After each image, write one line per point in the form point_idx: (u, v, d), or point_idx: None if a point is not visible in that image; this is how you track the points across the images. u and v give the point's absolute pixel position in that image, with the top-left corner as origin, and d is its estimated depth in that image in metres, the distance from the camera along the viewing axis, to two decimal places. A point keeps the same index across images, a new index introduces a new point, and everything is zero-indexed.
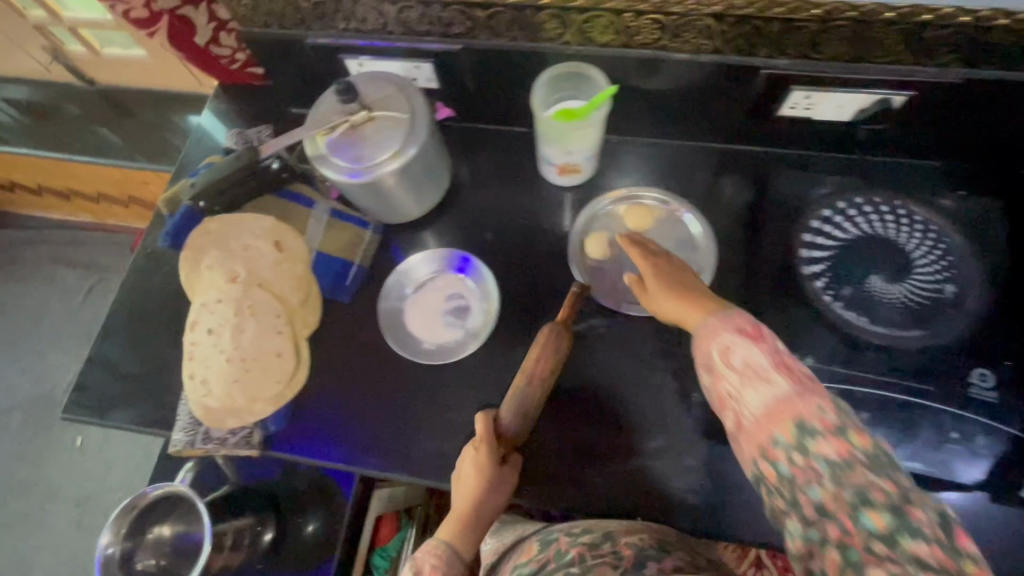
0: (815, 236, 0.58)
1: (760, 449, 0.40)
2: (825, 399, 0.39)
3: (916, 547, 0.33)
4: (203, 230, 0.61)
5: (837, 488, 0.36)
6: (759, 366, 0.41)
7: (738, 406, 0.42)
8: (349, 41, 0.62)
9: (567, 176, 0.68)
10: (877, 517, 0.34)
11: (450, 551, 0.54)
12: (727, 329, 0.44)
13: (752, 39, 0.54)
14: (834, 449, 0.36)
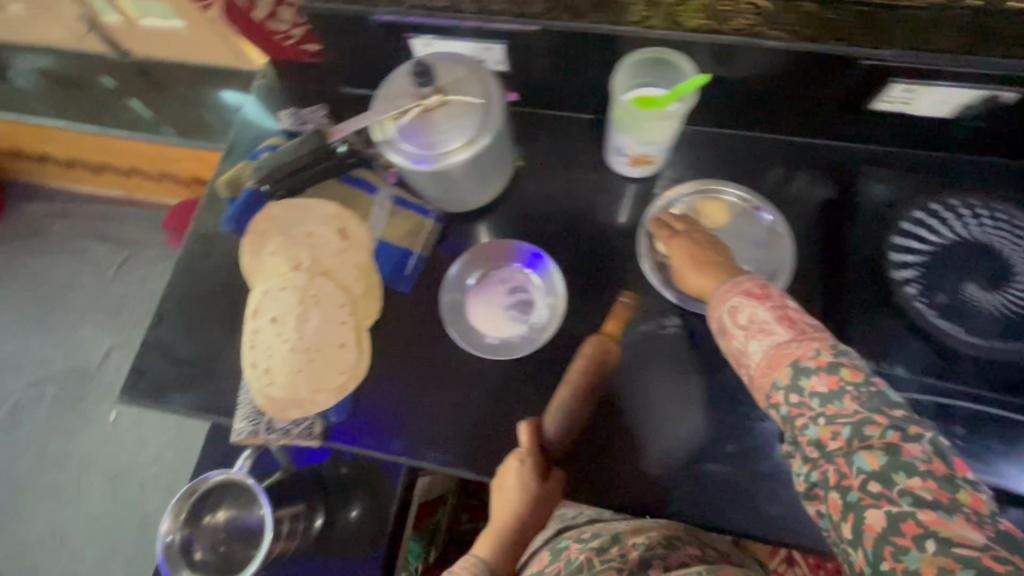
0: (906, 239, 0.55)
1: (767, 394, 0.46)
2: (823, 341, 0.44)
3: (909, 483, 0.37)
4: (266, 216, 0.59)
5: (831, 425, 0.41)
6: (762, 321, 0.46)
7: (746, 358, 0.47)
8: (416, 18, 0.59)
9: (639, 167, 0.66)
10: (871, 457, 0.39)
11: (485, 567, 0.52)
12: (735, 292, 0.49)
13: (855, 25, 0.51)
14: (825, 385, 0.42)
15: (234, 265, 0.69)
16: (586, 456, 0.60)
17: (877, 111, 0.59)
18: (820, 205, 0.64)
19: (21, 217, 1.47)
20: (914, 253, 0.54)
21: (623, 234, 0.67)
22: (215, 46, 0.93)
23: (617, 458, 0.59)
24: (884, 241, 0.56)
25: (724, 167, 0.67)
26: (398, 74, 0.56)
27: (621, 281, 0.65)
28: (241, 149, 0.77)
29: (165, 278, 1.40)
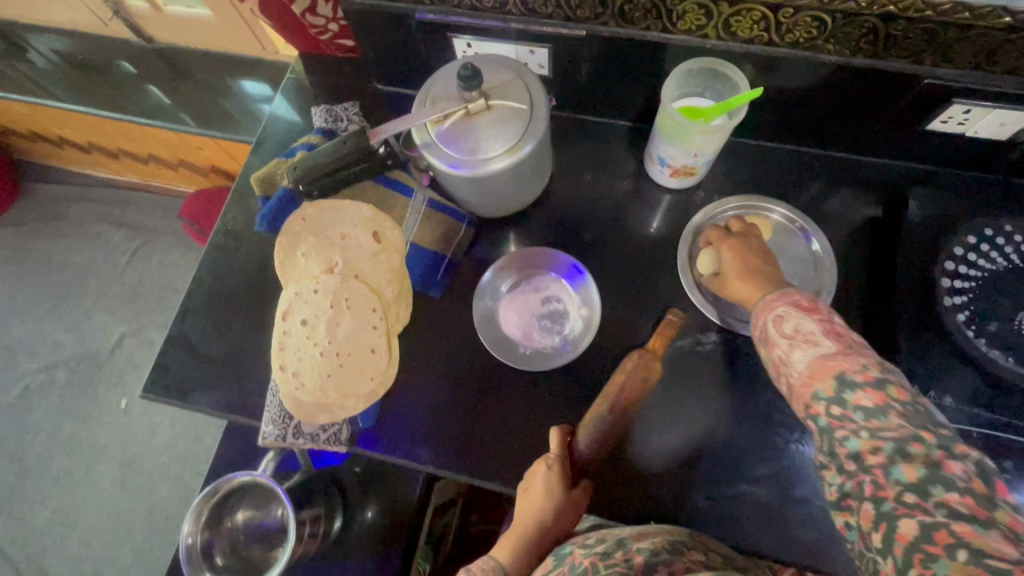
0: (958, 265, 0.53)
1: (805, 405, 0.40)
2: (872, 357, 0.39)
3: (947, 496, 0.32)
4: (301, 215, 0.56)
5: (874, 439, 0.35)
6: (809, 332, 0.41)
7: (787, 368, 0.42)
8: (460, 18, 0.57)
9: (681, 178, 0.64)
10: (910, 469, 0.34)
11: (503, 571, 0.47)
12: (782, 301, 0.44)
13: (919, 44, 0.48)
14: (871, 400, 0.36)
15: (263, 262, 0.68)
16: (619, 472, 0.59)
17: (931, 131, 0.57)
18: (862, 224, 0.64)
19: (37, 200, 1.46)
20: (965, 279, 0.53)
21: (659, 245, 0.66)
22: (243, 37, 0.90)
23: (649, 474, 0.58)
24: (935, 265, 0.54)
25: (764, 182, 0.66)
26: (441, 76, 0.55)
27: (655, 293, 0.64)
28: (271, 144, 0.76)
29: (180, 266, 1.40)
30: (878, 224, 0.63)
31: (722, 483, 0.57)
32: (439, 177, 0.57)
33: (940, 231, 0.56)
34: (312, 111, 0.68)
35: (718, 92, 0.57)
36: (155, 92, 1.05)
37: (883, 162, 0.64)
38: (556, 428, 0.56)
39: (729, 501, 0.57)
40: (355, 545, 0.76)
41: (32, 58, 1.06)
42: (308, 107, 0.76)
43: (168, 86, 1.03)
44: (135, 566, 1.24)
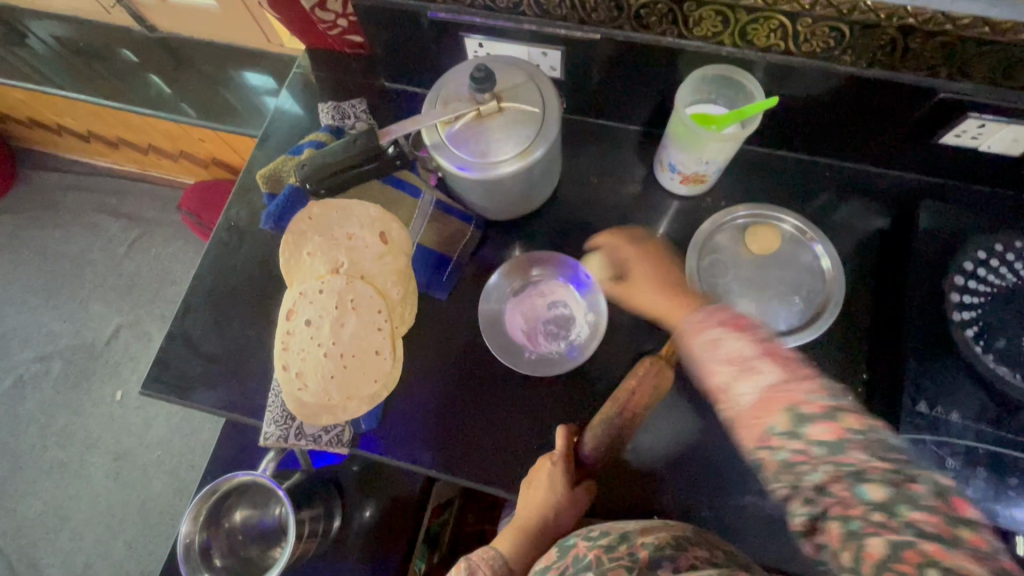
0: (968, 280, 0.53)
1: (757, 439, 0.39)
2: (818, 382, 0.39)
3: (913, 516, 0.33)
4: (307, 215, 0.56)
5: (835, 470, 0.35)
6: (748, 357, 0.42)
7: (731, 399, 0.42)
8: (472, 18, 0.57)
9: (691, 185, 0.64)
10: (876, 489, 0.34)
11: (505, 562, 0.49)
12: (713, 322, 0.46)
13: (935, 58, 0.49)
14: (827, 433, 0.36)
15: (267, 260, 0.68)
16: (620, 479, 0.58)
17: (945, 145, 0.57)
18: (871, 235, 0.64)
19: (34, 188, 1.44)
20: (974, 294, 0.52)
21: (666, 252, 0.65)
22: (248, 29, 0.89)
23: (652, 482, 0.58)
24: (944, 280, 0.53)
25: (773, 191, 0.66)
26: (452, 77, 0.54)
27: None
28: (276, 140, 0.75)
29: (178, 259, 1.38)
30: (888, 236, 0.63)
31: (726, 493, 0.57)
32: (449, 178, 0.57)
33: (951, 245, 0.55)
34: (319, 108, 0.68)
35: (731, 100, 0.57)
36: (155, 81, 1.00)
37: (894, 174, 0.64)
38: (562, 429, 0.57)
39: (733, 511, 0.57)
40: (354, 545, 0.76)
41: (29, 43, 1.04)
42: (314, 103, 0.75)
43: (169, 75, 1.00)
44: (128, 560, 1.23)
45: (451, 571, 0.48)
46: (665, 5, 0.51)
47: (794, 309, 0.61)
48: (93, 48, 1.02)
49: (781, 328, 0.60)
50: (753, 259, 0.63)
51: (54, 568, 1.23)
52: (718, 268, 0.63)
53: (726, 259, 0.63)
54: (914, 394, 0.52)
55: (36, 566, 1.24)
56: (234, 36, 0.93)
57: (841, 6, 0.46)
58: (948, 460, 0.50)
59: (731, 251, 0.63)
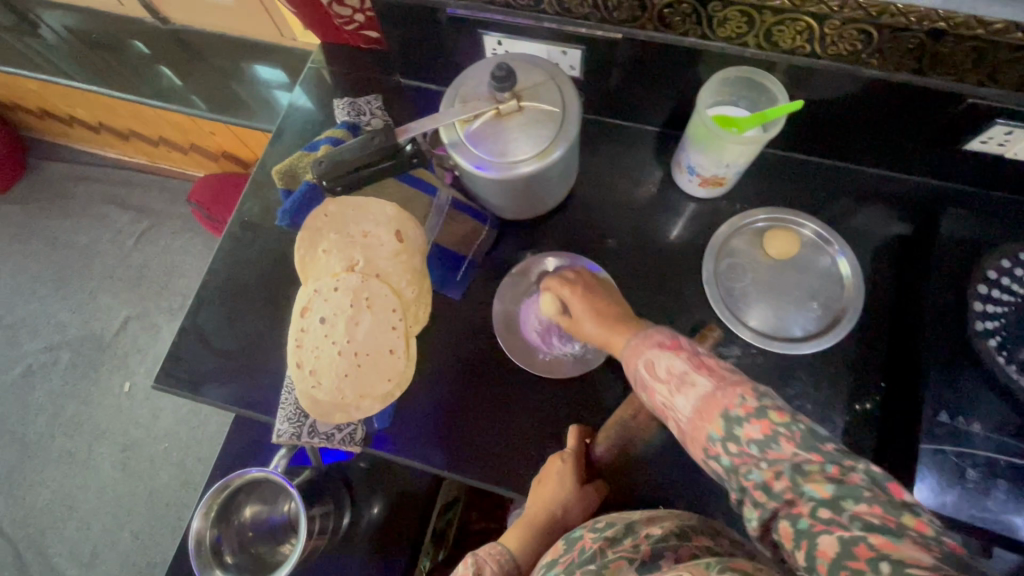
0: (991, 289, 0.52)
1: (703, 449, 0.37)
2: (748, 385, 0.37)
3: (858, 509, 0.30)
4: (323, 212, 0.55)
5: (773, 465, 0.33)
6: (681, 372, 0.39)
7: (675, 413, 0.40)
8: (492, 15, 0.56)
9: (709, 188, 0.63)
10: (817, 484, 0.32)
11: (512, 558, 0.47)
12: (647, 345, 0.43)
13: (966, 64, 0.47)
14: (759, 431, 0.34)
15: (279, 256, 0.67)
16: (631, 484, 0.57)
17: (971, 150, 0.56)
18: (890, 240, 0.63)
19: (44, 178, 1.44)
20: (997, 304, 0.52)
21: (681, 253, 0.65)
22: (261, 22, 0.88)
23: (663, 487, 0.57)
24: (968, 289, 0.53)
25: (792, 194, 0.65)
26: (472, 75, 0.54)
27: (676, 303, 0.63)
28: (290, 135, 0.74)
29: (187, 252, 1.38)
30: (908, 241, 0.62)
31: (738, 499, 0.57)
32: (466, 177, 0.56)
33: (975, 253, 0.55)
34: (334, 103, 0.67)
35: (753, 102, 0.57)
36: (167, 73, 1.00)
37: (915, 179, 0.63)
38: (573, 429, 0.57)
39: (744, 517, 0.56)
40: (363, 542, 0.76)
41: (40, 33, 1.03)
42: (329, 98, 0.75)
43: (181, 67, 0.99)
44: (134, 550, 1.24)
45: (459, 567, 0.46)
46: (687, 5, 0.49)
47: (812, 315, 0.60)
48: (100, 38, 1.00)
49: (797, 334, 0.60)
50: (771, 263, 0.62)
51: (61, 557, 1.24)
52: (735, 272, 0.63)
53: (743, 263, 0.63)
54: (935, 404, 0.51)
55: (43, 554, 1.24)
56: (245, 28, 0.91)
57: (871, 9, 0.44)
58: (968, 471, 0.49)
59: (748, 255, 0.63)
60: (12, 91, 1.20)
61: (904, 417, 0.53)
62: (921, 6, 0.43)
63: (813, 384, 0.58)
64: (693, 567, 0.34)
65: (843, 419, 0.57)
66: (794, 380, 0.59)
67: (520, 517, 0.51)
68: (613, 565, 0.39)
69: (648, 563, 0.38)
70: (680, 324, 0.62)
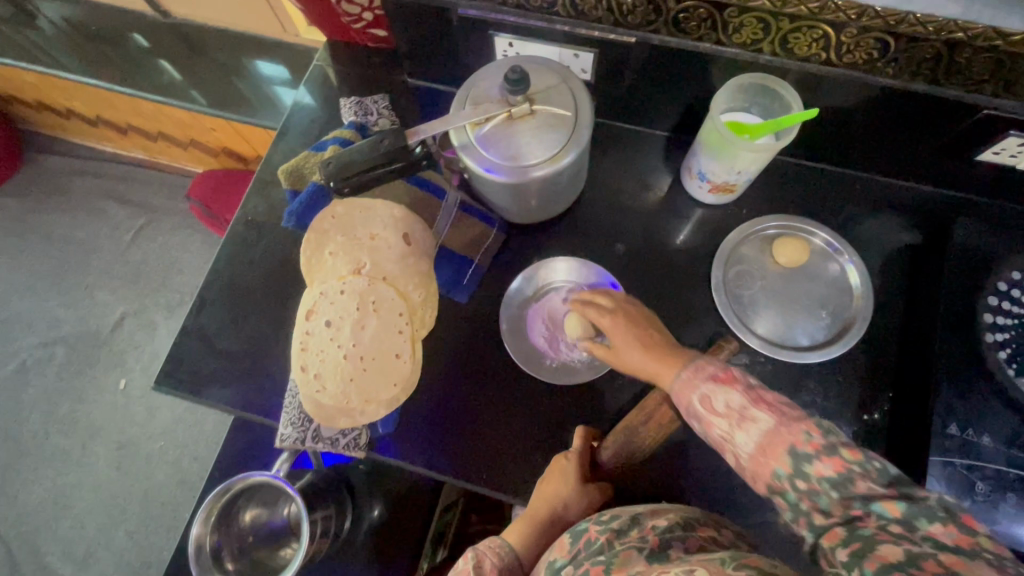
0: (1001, 301, 0.52)
1: (767, 485, 0.37)
2: (811, 420, 0.36)
3: (932, 529, 0.31)
4: (331, 214, 0.54)
5: (845, 498, 0.33)
6: (740, 407, 0.38)
7: (733, 448, 0.38)
8: (503, 17, 0.55)
9: (719, 195, 0.63)
10: (889, 503, 0.32)
11: (514, 553, 0.47)
12: (700, 378, 0.42)
13: (983, 74, 0.47)
14: (830, 469, 0.34)
15: (284, 256, 0.67)
16: (637, 492, 0.57)
17: (983, 161, 0.55)
18: (900, 249, 0.63)
19: (39, 171, 1.42)
20: (1006, 316, 0.52)
21: (691, 259, 0.64)
22: (265, 18, 0.86)
23: (670, 495, 0.57)
24: (978, 299, 0.53)
25: (802, 201, 0.65)
26: (483, 77, 0.53)
27: (686, 310, 0.62)
28: (295, 134, 0.73)
29: (185, 249, 1.37)
30: (918, 250, 0.62)
31: (747, 509, 0.56)
32: (475, 180, 0.55)
33: (986, 264, 0.54)
34: (342, 102, 0.67)
35: (765, 108, 0.56)
36: (166, 66, 0.98)
37: (924, 189, 0.63)
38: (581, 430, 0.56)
39: (753, 527, 0.56)
40: (363, 546, 0.76)
41: (38, 25, 1.01)
42: (335, 97, 0.74)
43: (182, 62, 0.97)
44: (129, 549, 1.22)
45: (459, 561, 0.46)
46: (702, 10, 0.49)
47: (820, 324, 0.60)
48: (97, 30, 0.98)
49: (804, 343, 0.59)
50: (780, 271, 0.62)
51: (54, 556, 1.22)
52: (744, 279, 0.62)
53: (752, 270, 0.62)
54: (944, 416, 0.51)
55: (36, 553, 1.23)
56: (247, 23, 0.90)
57: (889, 18, 0.43)
58: (978, 484, 0.49)
59: (757, 262, 0.63)
60: (8, 83, 1.18)
61: (913, 429, 0.53)
62: (940, 16, 0.42)
63: (822, 393, 0.58)
64: (705, 560, 0.34)
65: (851, 429, 0.57)
66: (803, 389, 0.58)
67: (523, 513, 0.51)
68: (622, 555, 0.38)
69: (658, 552, 0.38)
70: (689, 331, 0.62)
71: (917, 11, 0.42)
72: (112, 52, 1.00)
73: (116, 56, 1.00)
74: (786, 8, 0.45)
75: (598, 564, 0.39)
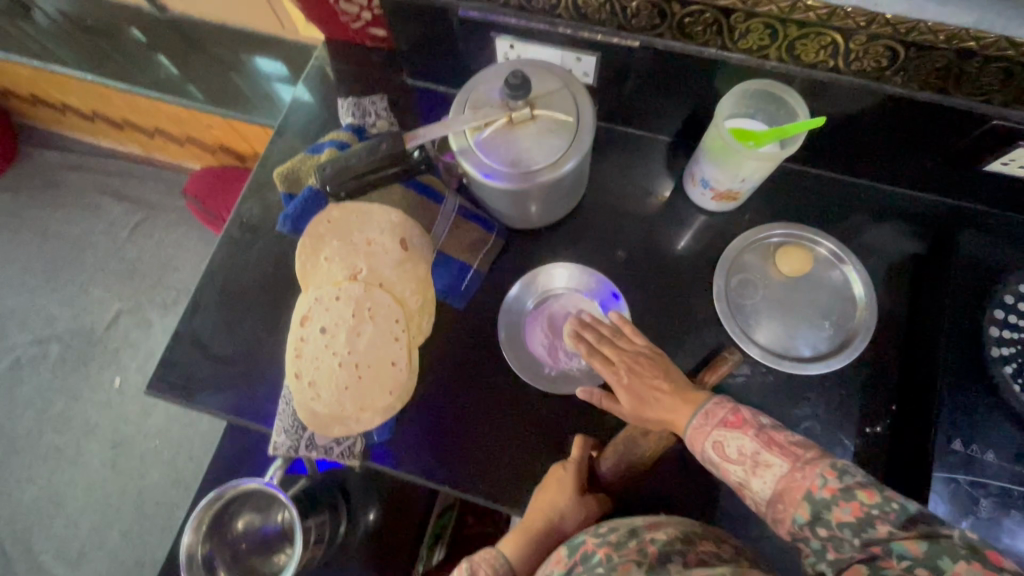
0: (1010, 315, 0.51)
1: (790, 531, 0.39)
2: (824, 462, 0.39)
3: (956, 569, 0.32)
4: (326, 217, 0.53)
5: (868, 544, 0.35)
6: (753, 453, 0.41)
7: (752, 494, 0.42)
8: (505, 18, 0.54)
9: (722, 202, 0.62)
10: (910, 543, 0.33)
11: (509, 564, 0.47)
12: (711, 425, 0.44)
13: (993, 84, 0.46)
14: (850, 514, 0.36)
15: (280, 260, 0.66)
16: (636, 504, 0.56)
17: (991, 171, 0.55)
18: (905, 259, 0.62)
19: (35, 166, 1.40)
20: (1015, 330, 0.51)
21: (692, 267, 0.63)
22: (263, 14, 0.85)
23: (669, 507, 0.56)
24: (983, 312, 0.52)
25: (806, 209, 0.64)
26: (484, 79, 0.52)
27: (687, 319, 0.61)
28: (292, 134, 0.72)
29: (181, 246, 1.36)
30: (923, 260, 0.61)
31: (749, 523, 0.55)
32: (474, 185, 0.54)
33: (992, 275, 0.53)
34: (339, 102, 0.65)
35: (770, 115, 0.55)
36: (165, 63, 0.96)
37: (930, 198, 0.63)
38: (580, 439, 0.55)
39: (754, 541, 0.55)
40: (357, 550, 0.75)
41: (33, 19, 1.00)
42: (333, 96, 0.73)
43: (178, 57, 0.95)
44: (123, 549, 1.22)
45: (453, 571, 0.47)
46: (708, 15, 0.47)
47: (823, 334, 0.59)
48: (94, 25, 0.97)
49: (807, 354, 0.59)
50: (782, 281, 0.61)
51: (48, 555, 1.22)
52: (746, 288, 0.61)
53: (754, 279, 0.62)
54: (948, 432, 0.50)
55: (30, 551, 1.22)
56: (245, 19, 0.88)
57: (899, 26, 0.42)
58: (981, 501, 0.48)
59: (760, 271, 0.62)
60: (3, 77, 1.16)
61: (915, 443, 0.52)
62: (952, 24, 0.41)
63: (824, 405, 0.57)
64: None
65: (853, 442, 0.56)
66: (804, 401, 0.58)
67: (518, 523, 0.50)
68: (621, 567, 0.38)
69: (658, 565, 0.37)
70: (691, 340, 0.61)
71: (928, 19, 0.41)
72: (107, 47, 0.98)
73: (111, 51, 0.98)
74: (794, 14, 0.44)
75: None
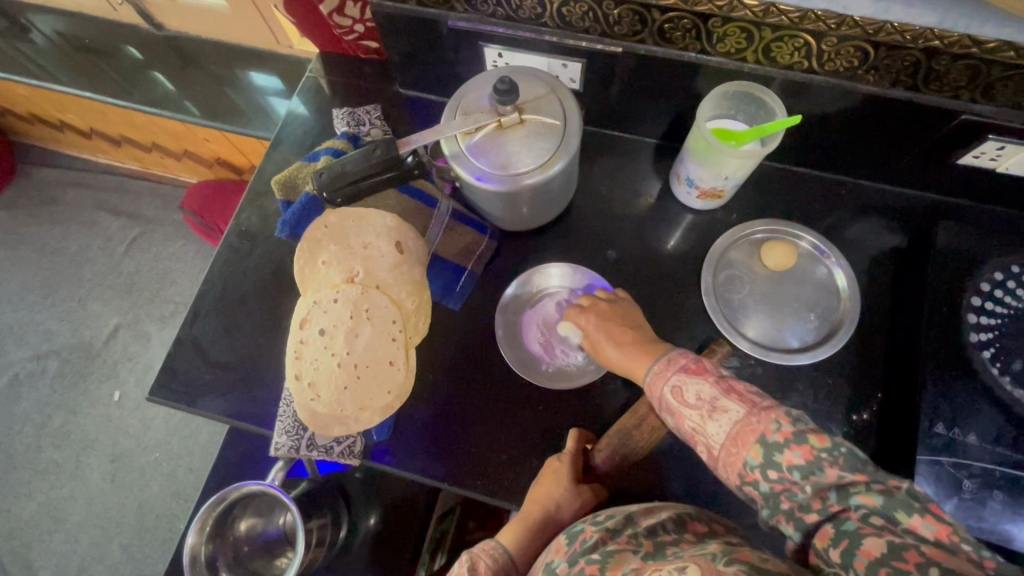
0: (985, 301, 0.53)
1: (738, 475, 0.40)
2: (779, 410, 0.39)
3: (912, 522, 0.33)
4: (323, 223, 0.54)
5: (820, 492, 0.36)
6: (711, 398, 0.41)
7: (705, 439, 0.42)
8: (491, 28, 0.56)
9: (707, 200, 0.64)
10: (865, 495, 0.34)
11: (507, 553, 0.47)
12: (673, 370, 0.45)
13: (960, 81, 0.48)
14: (800, 457, 0.37)
15: (278, 266, 0.67)
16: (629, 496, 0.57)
17: (963, 165, 0.57)
18: (885, 251, 0.64)
19: (33, 184, 1.42)
20: (991, 315, 0.53)
21: (679, 264, 0.65)
22: (257, 31, 0.87)
23: (664, 499, 0.57)
24: (962, 300, 0.54)
25: (789, 206, 0.66)
26: (474, 87, 0.54)
27: (676, 315, 0.63)
28: (288, 144, 0.74)
29: (179, 259, 1.37)
30: (903, 253, 0.63)
31: (741, 511, 0.56)
32: (465, 188, 0.56)
33: (971, 263, 0.55)
34: (334, 112, 0.69)
35: (750, 114, 0.57)
36: (160, 79, 0.97)
37: (908, 193, 0.65)
38: (573, 431, 0.57)
39: (746, 529, 0.56)
40: (358, 555, 0.75)
41: (32, 38, 1.01)
42: (328, 108, 0.75)
43: (174, 73, 0.96)
44: (123, 563, 1.21)
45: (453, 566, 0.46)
46: (687, 21, 0.49)
47: (809, 326, 0.61)
48: (91, 44, 0.98)
49: (794, 345, 0.60)
50: (768, 275, 0.63)
51: (47, 571, 1.21)
52: (733, 283, 0.63)
53: (741, 274, 0.63)
54: (931, 415, 0.51)
55: (29, 568, 1.22)
56: (239, 35, 0.90)
57: (867, 26, 0.44)
58: (965, 482, 0.49)
59: (748, 266, 0.64)
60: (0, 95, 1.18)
61: (902, 432, 0.54)
62: (916, 24, 0.43)
63: (811, 395, 0.59)
64: (698, 556, 0.35)
65: (842, 431, 0.58)
66: (790, 391, 0.59)
67: (518, 511, 0.51)
68: (617, 554, 0.38)
69: (654, 552, 0.38)
70: (681, 336, 0.62)
71: (894, 20, 0.44)
72: (103, 64, 0.98)
73: (107, 67, 0.98)
74: (768, 16, 0.46)
75: (593, 563, 0.38)
